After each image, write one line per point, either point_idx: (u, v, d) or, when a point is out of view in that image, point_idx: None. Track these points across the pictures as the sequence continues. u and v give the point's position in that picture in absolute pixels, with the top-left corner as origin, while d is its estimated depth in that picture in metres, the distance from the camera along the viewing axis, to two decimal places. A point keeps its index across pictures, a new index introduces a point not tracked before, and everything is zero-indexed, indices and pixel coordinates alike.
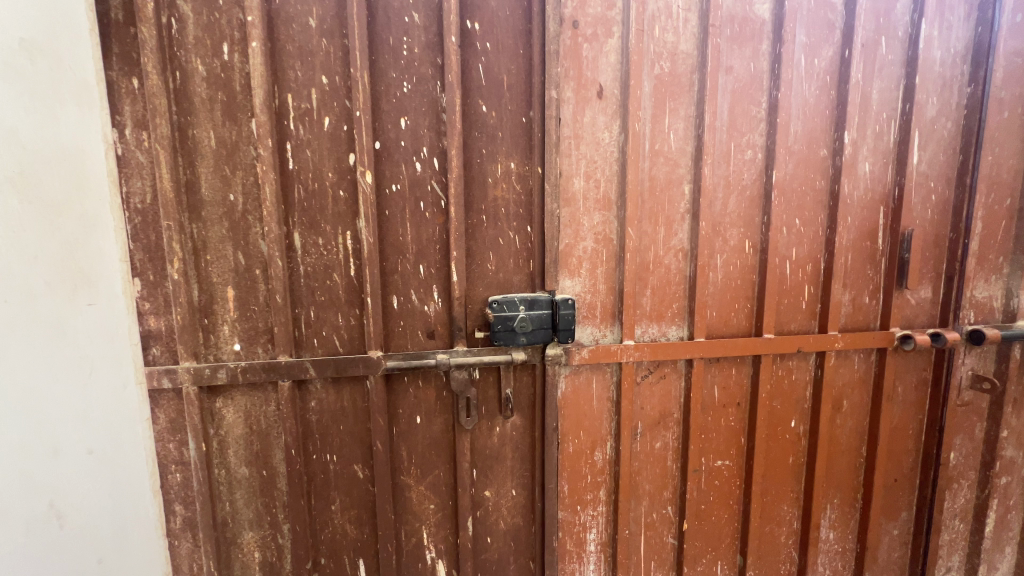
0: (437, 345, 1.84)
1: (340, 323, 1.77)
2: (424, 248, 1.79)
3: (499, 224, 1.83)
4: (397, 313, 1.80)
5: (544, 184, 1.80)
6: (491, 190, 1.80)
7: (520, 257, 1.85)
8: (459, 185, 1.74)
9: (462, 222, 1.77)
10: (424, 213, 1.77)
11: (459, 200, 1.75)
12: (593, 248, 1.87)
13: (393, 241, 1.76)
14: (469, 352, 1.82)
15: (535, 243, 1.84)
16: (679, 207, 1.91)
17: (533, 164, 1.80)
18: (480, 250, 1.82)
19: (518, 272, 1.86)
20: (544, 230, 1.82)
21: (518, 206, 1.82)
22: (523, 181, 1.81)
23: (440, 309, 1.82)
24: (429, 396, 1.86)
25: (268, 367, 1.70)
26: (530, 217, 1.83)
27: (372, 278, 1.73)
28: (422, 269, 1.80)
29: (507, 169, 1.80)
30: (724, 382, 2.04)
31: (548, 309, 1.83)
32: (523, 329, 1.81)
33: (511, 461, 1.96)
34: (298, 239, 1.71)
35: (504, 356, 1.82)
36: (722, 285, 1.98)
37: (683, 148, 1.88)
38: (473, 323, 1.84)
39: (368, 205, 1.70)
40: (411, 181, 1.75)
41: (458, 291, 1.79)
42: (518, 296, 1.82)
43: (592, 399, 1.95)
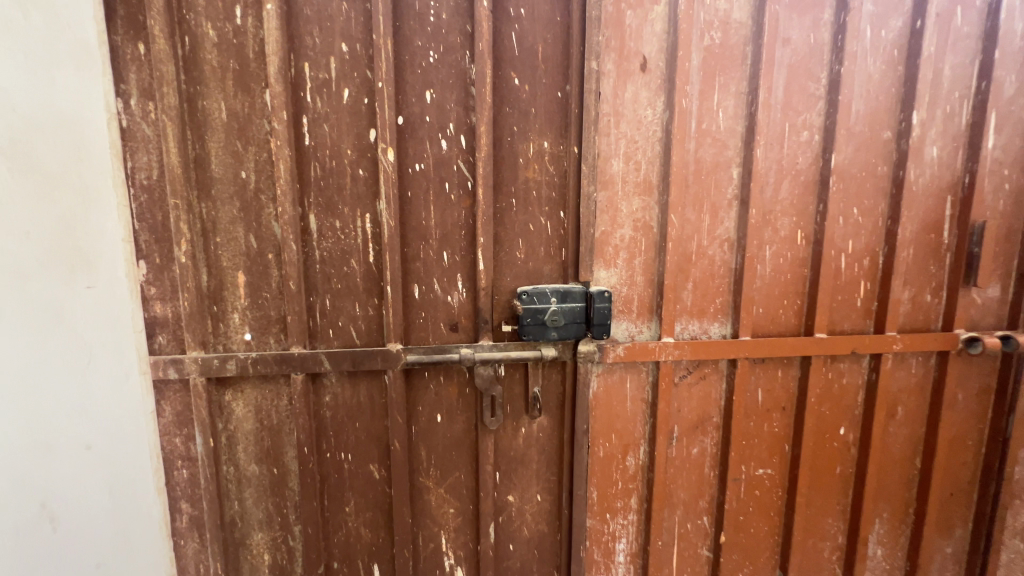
0: (461, 339, 1.71)
1: (358, 313, 1.65)
2: (448, 234, 1.65)
3: (530, 209, 1.68)
4: (419, 303, 1.67)
5: (580, 165, 1.65)
6: (522, 171, 1.66)
7: (551, 245, 1.71)
8: (488, 165, 1.60)
9: (491, 206, 1.63)
10: (449, 195, 1.64)
11: (488, 182, 1.61)
12: (632, 236, 1.72)
13: (415, 226, 1.63)
14: (495, 347, 1.68)
15: (569, 230, 1.69)
16: (726, 192, 1.75)
17: (569, 143, 1.65)
18: (509, 236, 1.68)
19: (549, 261, 1.71)
20: (579, 215, 1.67)
21: (551, 189, 1.68)
22: (557, 162, 1.67)
23: (464, 300, 1.69)
24: (451, 394, 1.73)
25: (280, 359, 1.58)
26: (563, 201, 1.69)
27: (392, 266, 1.60)
28: (446, 257, 1.66)
29: (540, 149, 1.65)
30: (769, 385, 1.88)
31: (582, 303, 1.68)
32: (554, 324, 1.66)
33: (537, 464, 1.83)
34: (313, 221, 1.58)
35: (533, 352, 1.68)
36: (771, 280, 1.81)
37: (732, 128, 1.71)
38: (500, 316, 1.70)
39: (389, 186, 1.56)
40: (436, 160, 1.61)
41: (485, 281, 1.65)
42: (550, 288, 1.67)
43: (625, 400, 1.81)
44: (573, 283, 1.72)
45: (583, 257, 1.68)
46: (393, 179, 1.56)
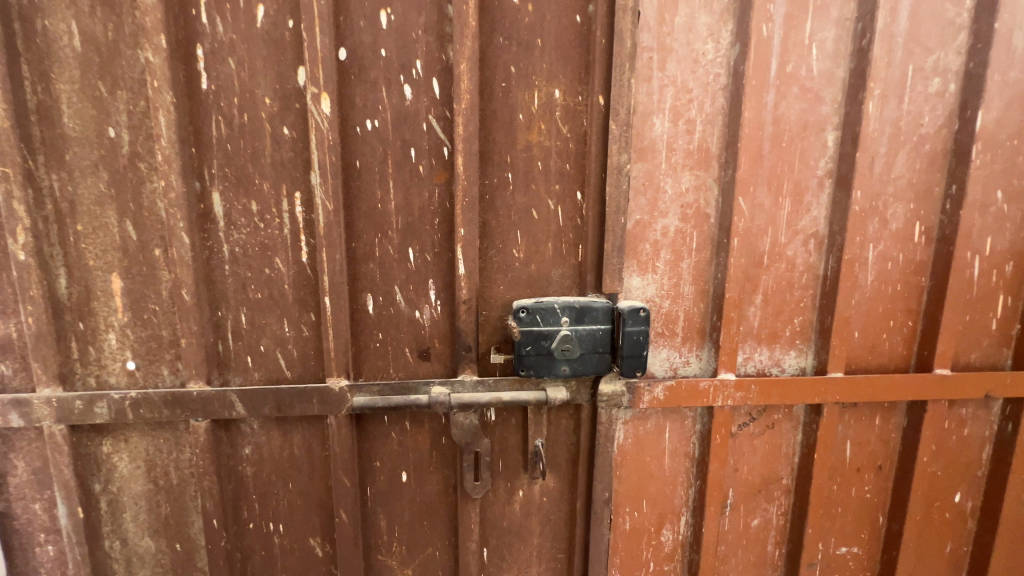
0: (434, 370, 1.22)
1: (287, 335, 1.17)
2: (415, 224, 1.15)
3: (532, 188, 1.17)
4: (375, 321, 1.18)
5: (606, 124, 1.13)
6: (521, 132, 1.15)
7: (563, 240, 1.20)
8: (471, 123, 1.09)
9: (475, 182, 1.12)
10: (416, 167, 1.13)
11: (471, 147, 1.10)
12: (679, 228, 1.19)
13: (367, 211, 1.13)
14: (481, 386, 1.19)
15: (589, 219, 1.18)
16: (816, 167, 1.22)
17: (591, 91, 1.13)
18: (502, 227, 1.18)
19: (560, 263, 1.20)
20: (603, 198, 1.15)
21: (564, 160, 1.16)
22: (573, 120, 1.15)
23: (438, 317, 1.20)
24: (419, 446, 1.24)
25: (172, 401, 1.11)
26: (582, 177, 1.17)
27: (332, 269, 1.11)
28: (412, 256, 1.16)
29: (550, 101, 1.14)
30: (862, 437, 1.36)
31: (606, 325, 1.15)
32: (565, 355, 1.14)
33: (538, 541, 1.34)
34: (218, 203, 1.10)
35: (534, 393, 1.18)
36: (874, 292, 1.28)
37: (830, 72, 1.18)
38: (489, 340, 1.21)
39: (326, 151, 1.07)
40: (396, 115, 1.11)
41: (466, 292, 1.15)
42: (562, 301, 1.14)
43: (662, 455, 1.31)
44: (594, 295, 1.20)
45: (607, 258, 1.17)
46: (331, 141, 1.06)
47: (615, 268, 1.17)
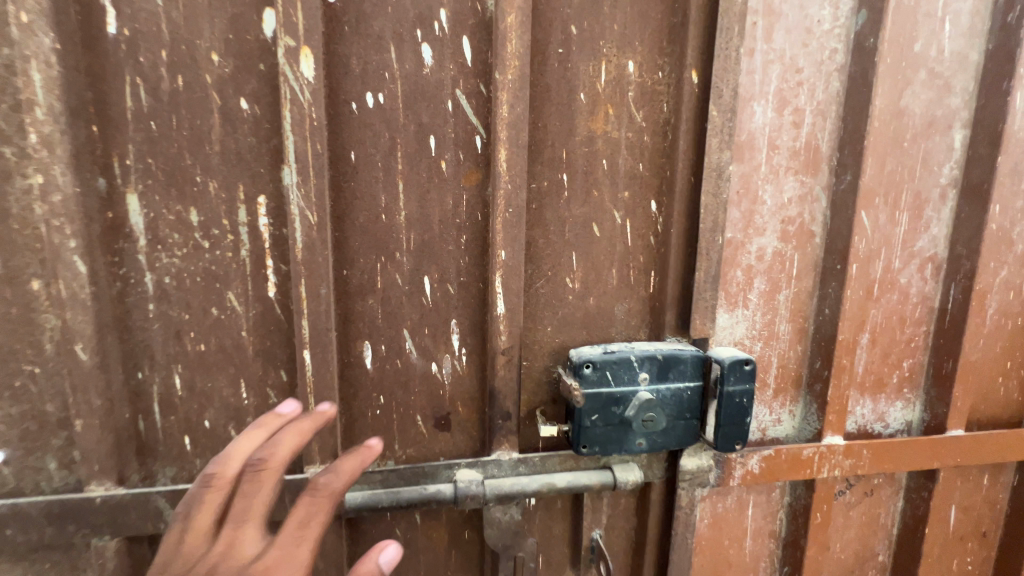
0: (455, 444, 0.89)
1: (245, 404, 0.80)
2: (434, 243, 0.82)
3: (594, 196, 0.86)
4: (375, 379, 0.84)
5: (700, 110, 0.83)
6: (581, 119, 0.83)
7: (631, 266, 0.90)
8: (520, 101, 0.76)
9: (524, 186, 0.79)
10: (437, 163, 0.80)
11: (520, 135, 0.77)
12: (777, 249, 0.91)
13: (365, 225, 0.79)
14: (524, 467, 0.86)
15: (668, 238, 0.88)
16: (940, 174, 0.96)
17: (677, 66, 0.83)
18: (552, 248, 0.86)
19: (627, 295, 0.90)
20: (690, 210, 0.86)
21: (637, 157, 0.86)
22: (651, 104, 0.84)
23: (461, 372, 0.87)
24: (434, 546, 0.90)
25: (62, 513, 0.74)
26: (659, 181, 0.87)
27: (315, 311, 0.76)
28: (428, 288, 0.83)
29: (621, 76, 0.83)
30: (970, 501, 1.12)
31: (696, 383, 0.85)
32: (646, 428, 0.83)
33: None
34: (137, 211, 0.72)
35: (596, 475, 0.87)
36: (997, 329, 1.04)
37: (962, 55, 0.93)
38: (531, 400, 0.89)
39: (307, 137, 0.71)
40: (410, 88, 0.77)
41: (506, 338, 0.83)
42: (639, 351, 0.83)
43: (742, 537, 1.03)
44: (674, 340, 0.89)
45: (699, 291, 0.85)
46: (315, 122, 0.71)
47: (710, 306, 0.86)
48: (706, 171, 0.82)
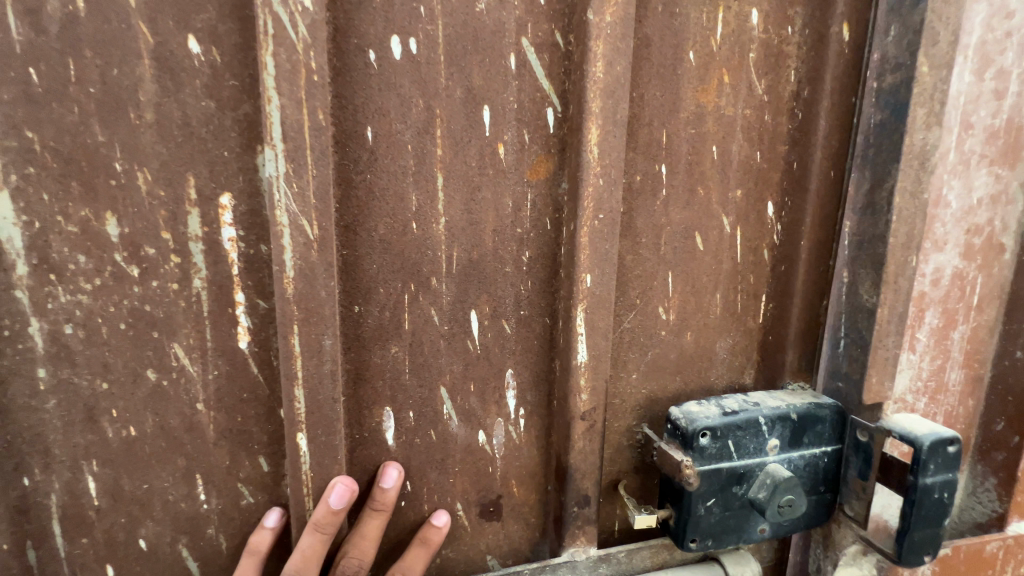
0: (508, 538, 0.64)
1: (203, 511, 0.53)
2: (485, 264, 0.57)
3: (699, 196, 0.62)
4: (398, 461, 0.58)
5: (849, 79, 0.61)
6: (688, 88, 0.59)
7: (741, 290, 0.66)
8: (622, 57, 0.52)
9: (619, 181, 0.55)
10: (493, 148, 0.54)
11: (619, 107, 0.53)
12: (958, 269, 0.64)
13: (387, 239, 0.53)
14: (605, 569, 0.63)
15: (794, 253, 0.65)
16: None
17: (816, 19, 0.61)
18: (644, 267, 0.62)
19: (733, 329, 0.67)
20: (854, 218, 0.61)
21: (757, 142, 0.63)
22: (780, 70, 0.62)
23: (517, 442, 0.63)
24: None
25: None
26: (783, 176, 0.64)
27: (315, 375, 0.49)
28: (475, 327, 0.58)
29: (743, 30, 0.59)
30: None
31: (835, 448, 0.63)
32: (782, 513, 0.59)
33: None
34: (11, 220, 0.44)
35: (701, 574, 0.63)
36: None
37: None
38: (612, 476, 0.65)
39: (303, 101, 0.44)
40: (456, 34, 0.51)
41: (588, 398, 0.59)
42: (768, 409, 0.61)
43: None
44: (798, 387, 0.68)
45: (878, 334, 0.60)
46: (315, 75, 0.43)
47: (891, 356, 0.61)
48: (903, 155, 0.56)
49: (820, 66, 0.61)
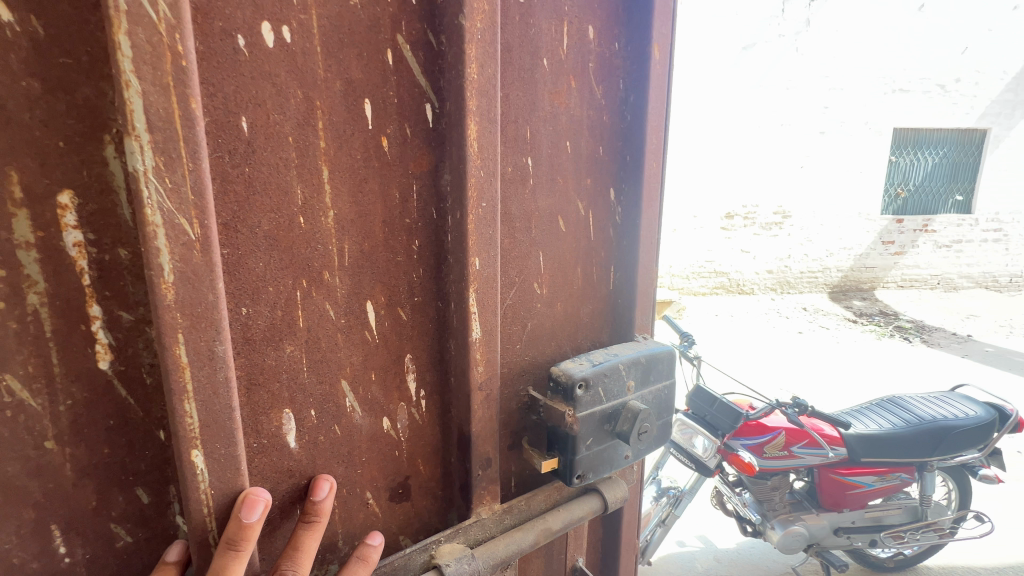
0: (418, 514, 0.67)
1: (65, 567, 0.45)
2: (377, 254, 0.58)
3: (559, 184, 0.71)
4: (301, 462, 0.56)
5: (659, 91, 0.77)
6: (544, 90, 0.68)
7: (594, 262, 0.78)
8: (491, 60, 0.57)
9: (498, 173, 0.60)
10: (376, 141, 0.56)
11: (492, 105, 0.58)
12: None
13: (273, 234, 0.50)
14: (510, 519, 0.69)
15: (631, 229, 0.79)
16: None
17: (636, 38, 0.75)
18: (519, 248, 0.69)
19: (590, 296, 0.79)
20: None
21: (597, 138, 0.75)
22: (610, 80, 0.74)
23: (419, 422, 0.65)
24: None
25: None
26: (619, 167, 0.78)
27: (207, 384, 0.45)
28: (371, 316, 0.59)
29: (582, 44, 0.70)
30: None
31: (671, 380, 0.79)
32: (641, 437, 0.72)
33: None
34: None
35: (586, 503, 0.74)
36: None
37: None
38: (506, 435, 0.71)
39: (172, 87, 0.40)
40: (332, 25, 0.51)
41: (484, 370, 0.64)
42: (624, 356, 0.73)
43: None
44: (643, 338, 0.84)
45: None
46: (184, 60, 0.40)
47: None
48: None
49: (640, 78, 0.75)
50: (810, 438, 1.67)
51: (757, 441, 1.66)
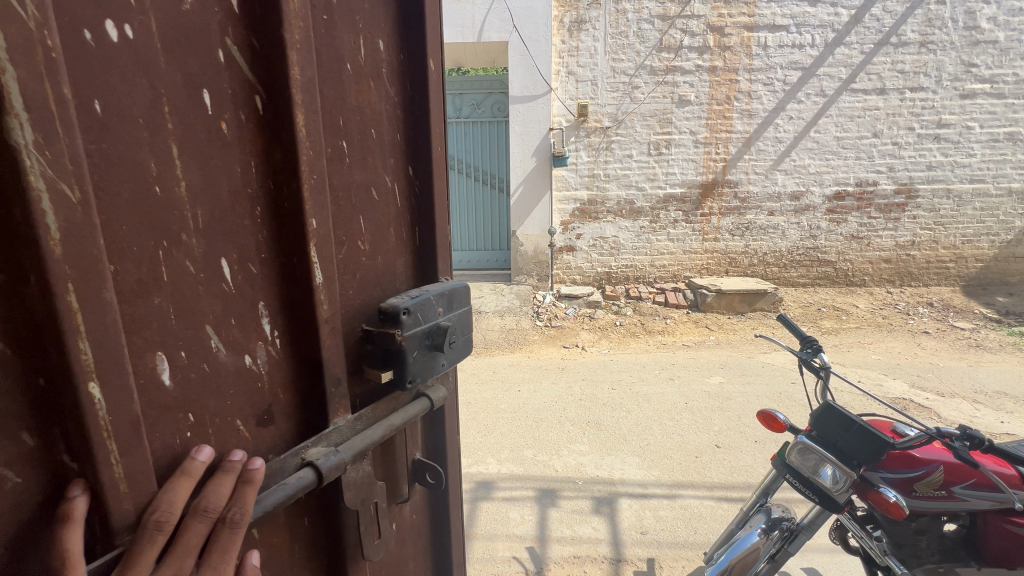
0: (282, 435, 0.88)
1: None
2: (225, 217, 0.78)
3: (370, 162, 0.99)
4: (176, 394, 0.73)
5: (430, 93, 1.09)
6: (350, 88, 0.94)
7: (402, 224, 1.08)
8: (310, 66, 0.84)
9: (323, 152, 0.87)
10: (216, 124, 0.76)
11: (316, 103, 0.85)
12: None
13: (132, 202, 0.67)
14: (360, 424, 0.96)
15: (427, 194, 1.12)
16: None
17: (415, 53, 1.05)
18: (343, 212, 0.94)
19: (403, 251, 1.08)
20: None
21: (394, 128, 1.04)
22: (398, 79, 1.04)
23: (280, 360, 0.88)
24: (278, 552, 0.87)
25: None
26: (414, 151, 1.09)
27: (98, 323, 0.62)
28: (225, 270, 0.78)
29: (374, 54, 0.98)
30: None
31: (463, 307, 1.12)
32: (447, 347, 1.04)
33: (412, 568, 1.19)
34: None
35: (414, 404, 1.06)
36: None
37: None
38: (348, 366, 0.96)
39: (46, 75, 0.57)
40: (166, 31, 0.69)
41: (328, 309, 0.90)
42: (433, 292, 1.02)
43: None
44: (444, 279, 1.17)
45: None
46: (52, 53, 0.57)
47: None
48: None
49: (417, 83, 1.07)
50: (972, 480, 1.99)
51: (904, 476, 2.01)
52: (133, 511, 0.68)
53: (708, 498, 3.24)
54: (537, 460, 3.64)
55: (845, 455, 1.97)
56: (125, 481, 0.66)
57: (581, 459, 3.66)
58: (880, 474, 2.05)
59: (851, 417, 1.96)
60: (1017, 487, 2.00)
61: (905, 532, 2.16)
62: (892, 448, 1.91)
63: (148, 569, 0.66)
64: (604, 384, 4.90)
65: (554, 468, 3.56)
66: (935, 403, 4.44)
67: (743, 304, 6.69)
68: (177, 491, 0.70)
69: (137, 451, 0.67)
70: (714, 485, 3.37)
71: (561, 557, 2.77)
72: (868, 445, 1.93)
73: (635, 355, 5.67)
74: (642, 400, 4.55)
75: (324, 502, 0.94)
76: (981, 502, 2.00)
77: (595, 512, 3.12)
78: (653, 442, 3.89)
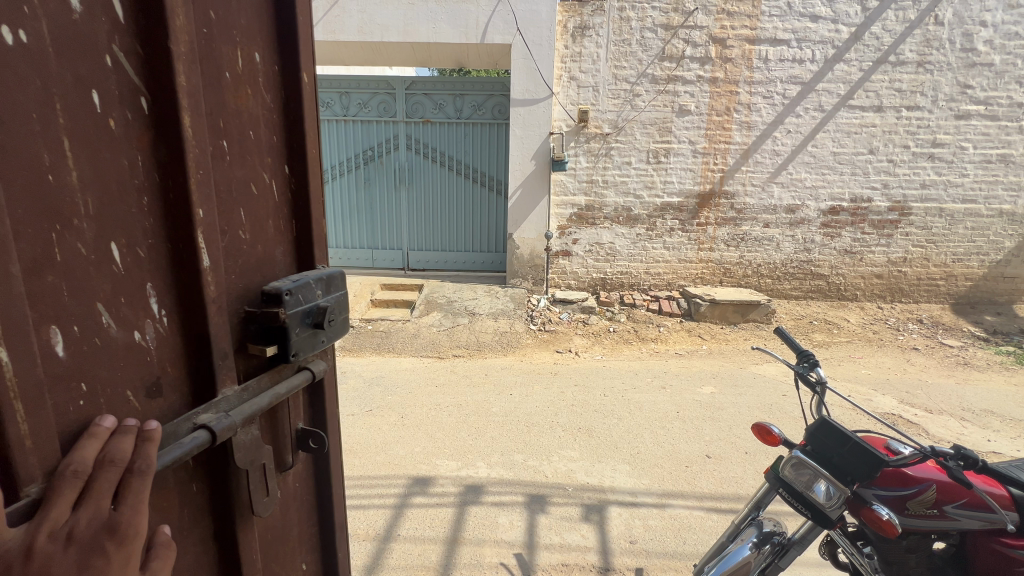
0: (170, 406, 0.91)
1: None
2: (116, 206, 0.81)
3: (248, 161, 1.06)
4: (70, 366, 0.76)
5: (306, 99, 1.18)
6: (228, 94, 1.00)
7: (281, 216, 1.17)
8: (192, 71, 0.89)
9: (206, 149, 0.93)
10: (104, 121, 0.79)
11: (198, 103, 0.91)
12: None
13: (26, 188, 0.70)
14: (248, 393, 1.03)
15: (305, 191, 1.21)
16: None
17: (291, 63, 1.14)
18: (228, 204, 1.01)
19: (282, 239, 1.16)
20: None
21: (272, 129, 1.13)
22: (274, 90, 1.13)
23: (169, 337, 0.91)
24: (167, 515, 0.91)
25: None
26: (291, 152, 1.18)
27: (4, 294, 0.66)
28: (117, 253, 0.82)
29: (251, 63, 1.06)
30: None
31: (343, 290, 1.25)
32: (330, 323, 1.17)
33: (295, 530, 1.25)
34: None
35: (299, 375, 1.16)
36: None
37: None
38: (235, 340, 1.03)
39: None
40: (56, 37, 0.73)
41: (215, 288, 0.96)
42: (314, 276, 1.15)
43: None
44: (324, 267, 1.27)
45: None
46: None
47: None
48: None
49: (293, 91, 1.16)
50: (963, 500, 2.01)
51: (896, 494, 2.04)
52: (39, 466, 0.71)
53: (697, 508, 3.25)
54: (528, 466, 3.66)
55: (841, 473, 1.99)
56: (30, 439, 0.69)
57: (571, 466, 3.67)
58: (873, 490, 2.08)
59: (847, 432, 1.99)
60: (1009, 507, 2.02)
61: (895, 550, 2.14)
62: (885, 465, 1.95)
63: (64, 512, 0.71)
64: (597, 390, 4.92)
65: (544, 473, 3.58)
66: (924, 417, 4.50)
67: (736, 314, 6.69)
68: (86, 450, 0.75)
69: (43, 413, 0.71)
70: (704, 495, 3.38)
71: (549, 564, 2.77)
72: (863, 462, 1.95)
73: (628, 362, 5.68)
74: (633, 408, 4.57)
75: (212, 474, 0.98)
76: (972, 522, 2.02)
77: (585, 520, 3.13)
78: (646, 451, 3.89)
